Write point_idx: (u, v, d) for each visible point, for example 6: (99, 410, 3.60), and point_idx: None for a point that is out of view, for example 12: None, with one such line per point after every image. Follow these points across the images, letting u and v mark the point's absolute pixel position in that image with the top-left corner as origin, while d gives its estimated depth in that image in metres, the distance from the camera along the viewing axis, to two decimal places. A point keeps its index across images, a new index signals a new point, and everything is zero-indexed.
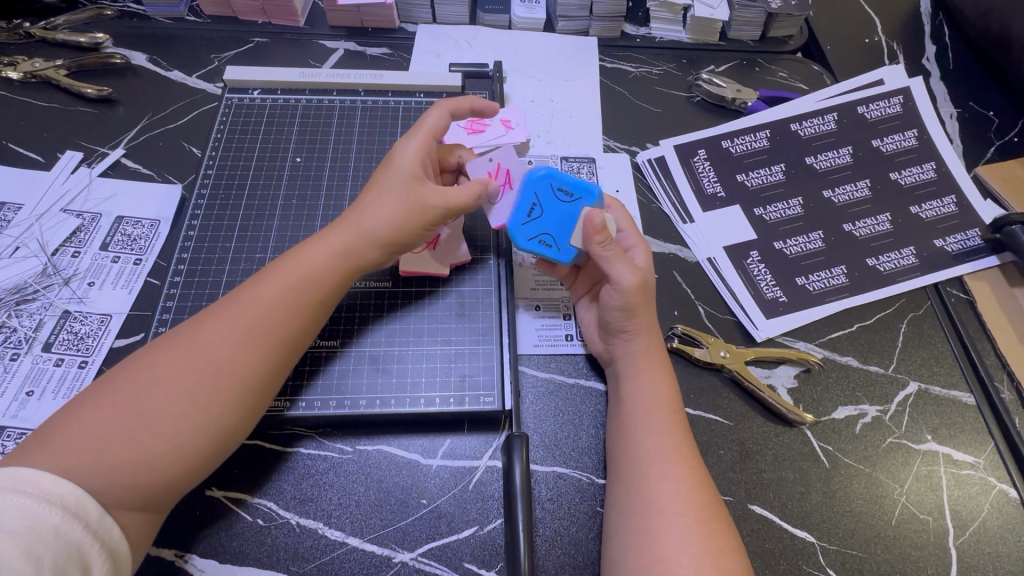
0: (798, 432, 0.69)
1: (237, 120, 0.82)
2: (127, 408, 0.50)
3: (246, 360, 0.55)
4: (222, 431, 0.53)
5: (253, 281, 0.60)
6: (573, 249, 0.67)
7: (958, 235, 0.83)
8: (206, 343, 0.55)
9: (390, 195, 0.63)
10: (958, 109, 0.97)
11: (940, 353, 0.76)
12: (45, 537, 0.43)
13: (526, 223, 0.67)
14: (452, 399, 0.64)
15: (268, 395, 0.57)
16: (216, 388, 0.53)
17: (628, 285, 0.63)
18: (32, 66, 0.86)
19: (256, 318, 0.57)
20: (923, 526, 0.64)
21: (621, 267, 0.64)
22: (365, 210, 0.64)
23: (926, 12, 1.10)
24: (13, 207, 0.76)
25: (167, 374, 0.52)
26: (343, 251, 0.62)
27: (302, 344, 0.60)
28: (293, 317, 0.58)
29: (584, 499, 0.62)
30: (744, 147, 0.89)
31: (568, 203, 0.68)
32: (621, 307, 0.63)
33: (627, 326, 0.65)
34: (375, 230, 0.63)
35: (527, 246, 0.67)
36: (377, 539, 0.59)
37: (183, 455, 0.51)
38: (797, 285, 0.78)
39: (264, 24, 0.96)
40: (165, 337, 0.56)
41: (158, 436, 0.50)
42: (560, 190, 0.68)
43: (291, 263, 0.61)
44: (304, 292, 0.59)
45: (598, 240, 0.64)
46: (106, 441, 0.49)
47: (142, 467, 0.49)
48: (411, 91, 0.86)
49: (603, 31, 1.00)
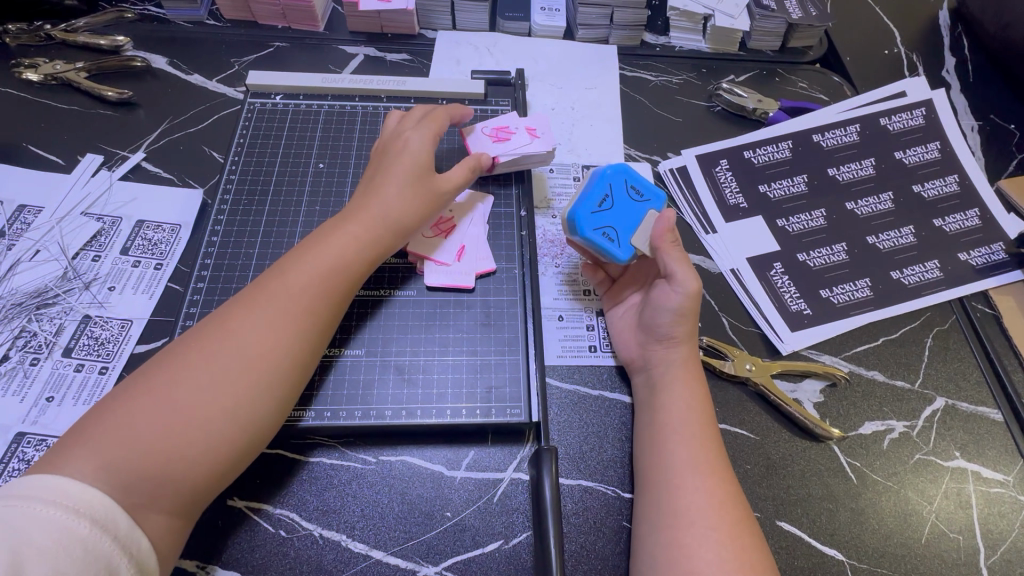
0: (826, 448, 0.68)
1: (260, 125, 0.81)
2: (160, 398, 0.50)
3: (276, 346, 0.55)
4: (251, 420, 0.53)
5: (277, 269, 0.60)
6: (633, 248, 0.68)
7: (982, 249, 0.82)
8: (237, 330, 0.55)
9: (406, 182, 0.67)
10: (979, 122, 0.96)
11: (967, 368, 0.75)
12: (74, 551, 0.41)
13: (594, 214, 0.68)
14: (478, 410, 0.64)
15: (296, 382, 0.57)
16: (246, 374, 0.53)
17: (692, 291, 0.64)
18: (53, 68, 0.86)
19: (285, 304, 0.57)
20: (953, 544, 0.63)
21: (684, 270, 0.65)
22: (380, 196, 0.66)
23: (945, 23, 1.10)
24: (33, 210, 0.76)
25: (199, 361, 0.53)
26: (364, 238, 0.63)
27: (327, 332, 0.60)
28: (321, 304, 0.59)
29: (611, 514, 0.61)
30: (766, 157, 0.88)
31: (638, 203, 0.70)
32: (677, 309, 0.64)
33: (673, 334, 0.65)
34: (393, 213, 0.65)
35: (590, 236, 0.67)
36: (401, 552, 0.58)
37: (222, 449, 0.51)
38: (822, 298, 0.78)
39: (284, 29, 0.96)
40: (195, 328, 0.56)
41: (189, 425, 0.50)
42: (633, 189, 0.70)
43: (317, 250, 0.62)
44: (331, 280, 0.60)
45: (665, 245, 0.67)
46: (138, 432, 0.48)
47: (172, 459, 0.48)
48: (434, 98, 0.86)
49: (623, 40, 1.00)
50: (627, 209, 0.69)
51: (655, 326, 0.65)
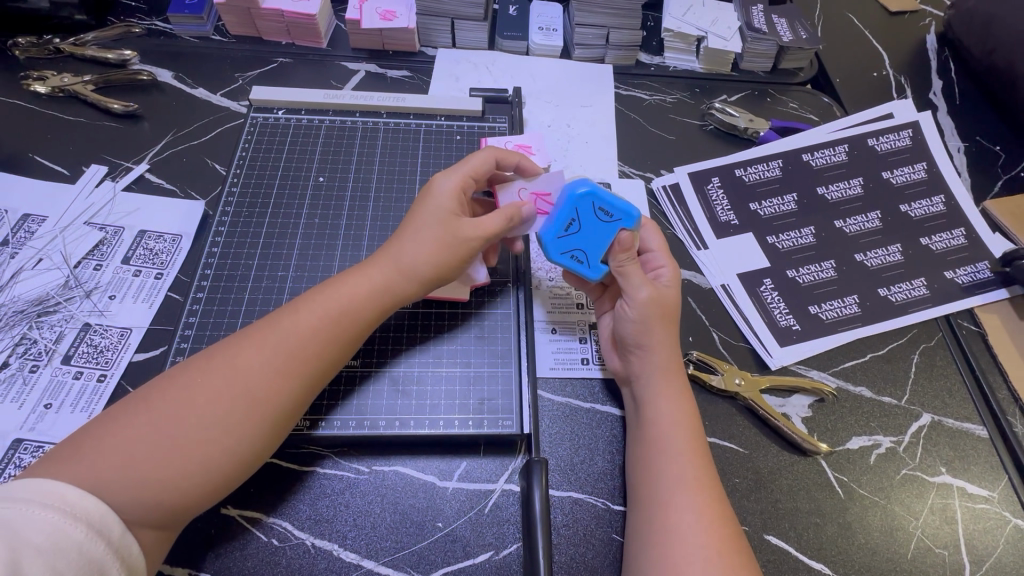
0: (814, 462, 0.69)
1: (262, 139, 0.83)
2: (160, 428, 0.51)
3: (280, 387, 0.56)
4: (247, 456, 0.54)
5: (293, 303, 0.61)
6: (602, 268, 0.69)
7: (968, 268, 0.84)
8: (245, 365, 0.55)
9: (431, 229, 0.64)
10: (965, 143, 0.99)
11: (952, 384, 0.76)
12: (70, 554, 0.43)
13: (562, 236, 0.68)
14: (471, 422, 0.65)
15: (293, 420, 0.57)
16: (248, 413, 0.54)
17: (644, 299, 0.65)
18: (60, 80, 0.88)
19: (295, 345, 0.57)
20: (938, 559, 0.64)
21: (635, 283, 0.66)
22: (404, 243, 0.65)
23: (932, 47, 1.13)
24: (37, 219, 0.77)
25: (203, 397, 0.53)
26: (381, 285, 0.63)
27: (332, 372, 0.60)
28: (328, 347, 0.59)
29: (600, 526, 0.62)
30: (757, 176, 0.90)
31: (606, 223, 0.68)
32: (633, 320, 0.66)
33: (641, 342, 0.66)
34: (412, 261, 0.64)
35: (558, 259, 0.69)
36: (393, 562, 0.59)
37: (208, 476, 0.51)
38: (811, 314, 0.79)
39: (287, 45, 0.99)
40: (200, 355, 0.57)
41: (185, 458, 0.50)
42: (601, 210, 0.68)
43: (329, 291, 0.62)
44: (342, 323, 0.60)
45: (621, 259, 0.67)
46: (135, 459, 0.49)
47: (166, 487, 0.49)
48: (433, 114, 0.88)
49: (618, 59, 1.02)
50: (593, 230, 0.68)
51: (621, 337, 0.67)
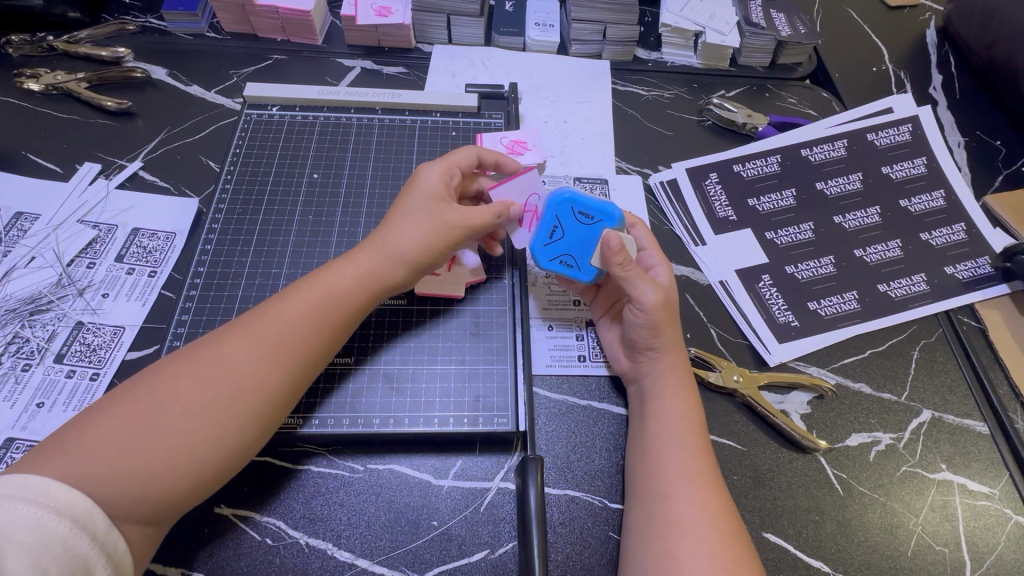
0: (812, 459, 0.68)
1: (256, 136, 0.83)
2: (143, 418, 0.50)
3: (265, 377, 0.55)
4: (235, 449, 0.53)
5: (282, 293, 0.61)
6: (595, 269, 0.69)
7: (968, 263, 0.83)
8: (231, 355, 0.55)
9: (418, 217, 0.65)
10: (965, 138, 0.98)
11: (952, 380, 0.75)
12: (53, 549, 0.42)
13: (548, 244, 0.69)
14: (465, 419, 0.64)
15: (284, 412, 0.57)
16: (233, 404, 0.53)
17: (653, 302, 0.64)
18: (54, 78, 0.88)
19: (281, 335, 0.57)
20: (939, 557, 0.63)
21: (642, 286, 0.64)
22: (390, 228, 0.65)
23: (932, 41, 1.12)
24: (29, 218, 0.77)
25: (191, 384, 0.53)
26: (368, 270, 0.63)
27: (321, 362, 0.59)
28: (315, 337, 0.58)
29: (597, 525, 0.62)
30: (755, 171, 0.90)
31: (587, 226, 0.69)
32: (647, 325, 0.64)
33: (653, 344, 0.65)
34: (399, 247, 0.63)
35: (548, 266, 0.69)
36: (388, 561, 0.58)
37: (193, 469, 0.51)
38: (810, 310, 0.78)
39: (282, 42, 0.98)
40: (188, 347, 0.56)
41: (169, 449, 0.50)
42: (581, 213, 0.69)
43: (318, 280, 0.62)
44: (329, 312, 0.60)
45: (619, 260, 0.65)
46: (119, 450, 0.48)
47: (149, 479, 0.49)
48: (428, 111, 0.88)
49: (615, 54, 1.02)
50: (577, 234, 0.69)
51: (633, 341, 0.66)
